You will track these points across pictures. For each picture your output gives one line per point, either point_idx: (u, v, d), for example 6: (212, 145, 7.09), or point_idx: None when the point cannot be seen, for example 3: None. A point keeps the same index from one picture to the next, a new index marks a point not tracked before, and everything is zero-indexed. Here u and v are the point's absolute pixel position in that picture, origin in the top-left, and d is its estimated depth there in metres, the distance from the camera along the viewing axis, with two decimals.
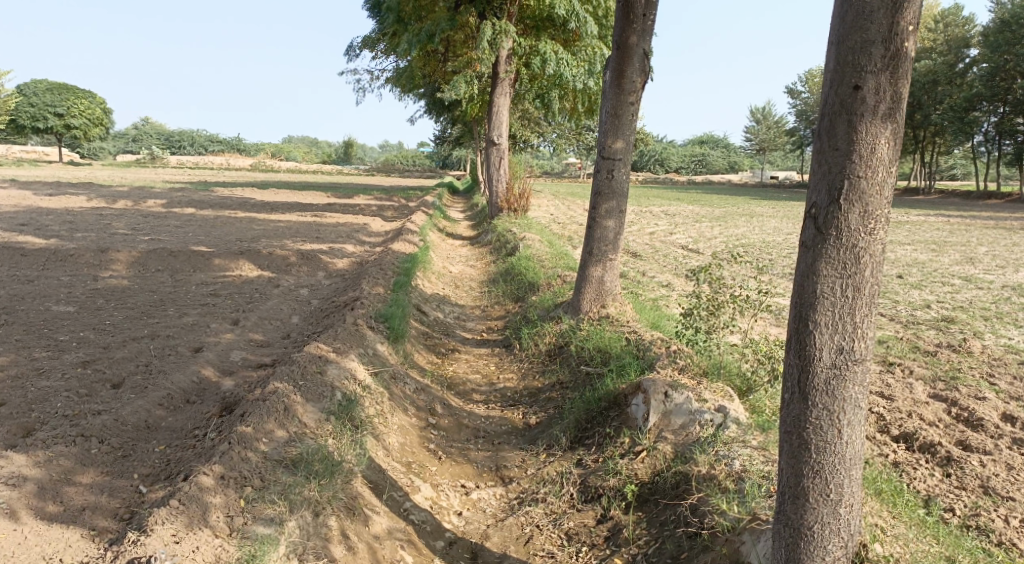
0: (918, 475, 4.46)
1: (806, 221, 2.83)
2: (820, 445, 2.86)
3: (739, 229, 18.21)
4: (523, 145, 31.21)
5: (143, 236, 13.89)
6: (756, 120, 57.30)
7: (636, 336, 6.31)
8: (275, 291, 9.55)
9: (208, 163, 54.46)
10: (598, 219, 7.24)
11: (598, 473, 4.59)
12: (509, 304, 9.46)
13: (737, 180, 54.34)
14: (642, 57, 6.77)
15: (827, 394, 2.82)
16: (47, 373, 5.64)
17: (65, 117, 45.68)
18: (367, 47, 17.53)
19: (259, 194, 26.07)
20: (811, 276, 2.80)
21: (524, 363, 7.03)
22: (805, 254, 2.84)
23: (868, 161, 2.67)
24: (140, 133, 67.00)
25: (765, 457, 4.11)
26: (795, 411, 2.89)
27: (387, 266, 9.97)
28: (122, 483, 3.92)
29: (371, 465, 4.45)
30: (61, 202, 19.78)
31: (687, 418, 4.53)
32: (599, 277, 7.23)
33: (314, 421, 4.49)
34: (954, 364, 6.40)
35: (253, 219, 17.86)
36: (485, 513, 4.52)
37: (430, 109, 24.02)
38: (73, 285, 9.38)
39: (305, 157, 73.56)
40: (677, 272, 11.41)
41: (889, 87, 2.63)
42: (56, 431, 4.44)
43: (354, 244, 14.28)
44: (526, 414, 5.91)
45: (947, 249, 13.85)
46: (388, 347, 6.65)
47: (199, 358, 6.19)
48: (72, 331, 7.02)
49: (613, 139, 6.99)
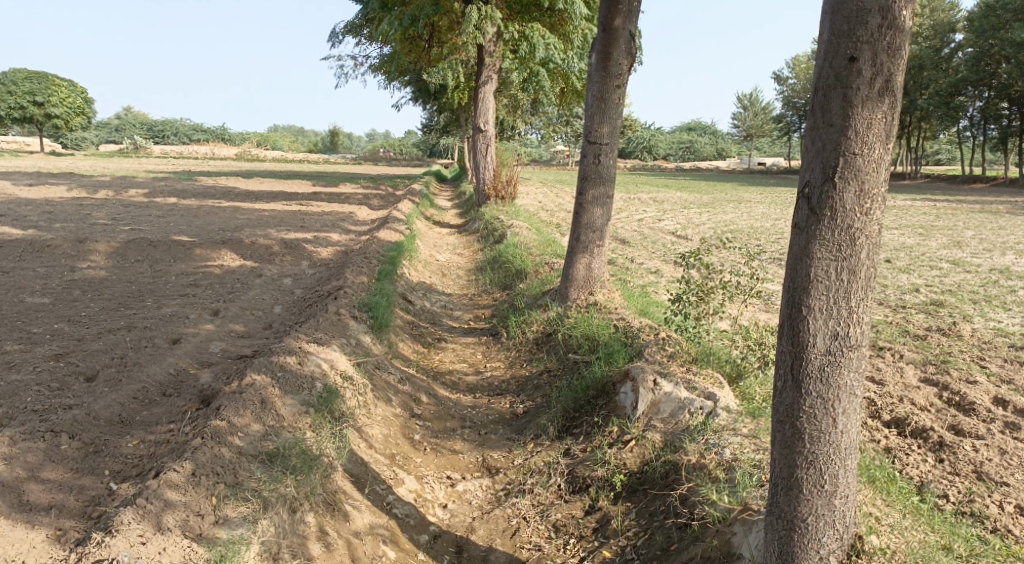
0: (910, 461, 4.39)
1: (800, 201, 2.71)
2: (814, 435, 2.75)
3: (727, 216, 18.13)
4: (509, 132, 31.03)
5: (123, 226, 13.64)
6: (743, 106, 57.10)
7: (625, 323, 6.20)
8: (257, 281, 9.37)
9: (192, 152, 53.78)
10: (584, 205, 7.10)
11: (586, 463, 4.49)
12: (496, 292, 9.34)
13: (724, 166, 54.36)
14: (628, 38, 6.62)
15: (821, 382, 2.72)
16: (18, 366, 5.48)
17: (44, 105, 44.91)
18: (351, 33, 17.25)
19: (243, 184, 25.79)
20: (805, 259, 2.68)
21: (512, 351, 6.91)
22: (798, 235, 2.72)
23: (864, 138, 2.55)
24: (122, 123, 66.02)
25: (756, 445, 4.01)
26: (789, 400, 2.78)
27: (373, 255, 9.80)
28: (92, 480, 3.78)
29: (352, 457, 4.33)
30: (40, 193, 19.43)
31: (677, 407, 4.43)
32: (586, 264, 7.11)
33: (293, 414, 4.36)
34: (945, 348, 6.33)
35: (237, 209, 17.60)
36: (470, 506, 4.41)
37: (415, 97, 23.75)
38: (49, 277, 9.16)
39: (290, 146, 72.74)
40: (666, 258, 11.32)
41: (887, 60, 2.50)
42: (24, 426, 4.29)
43: (339, 233, 14.09)
44: (513, 404, 5.80)
45: (933, 232, 13.83)
46: (371, 337, 6.51)
47: (177, 349, 6.03)
48: (46, 323, 6.83)
49: (600, 123, 6.87)
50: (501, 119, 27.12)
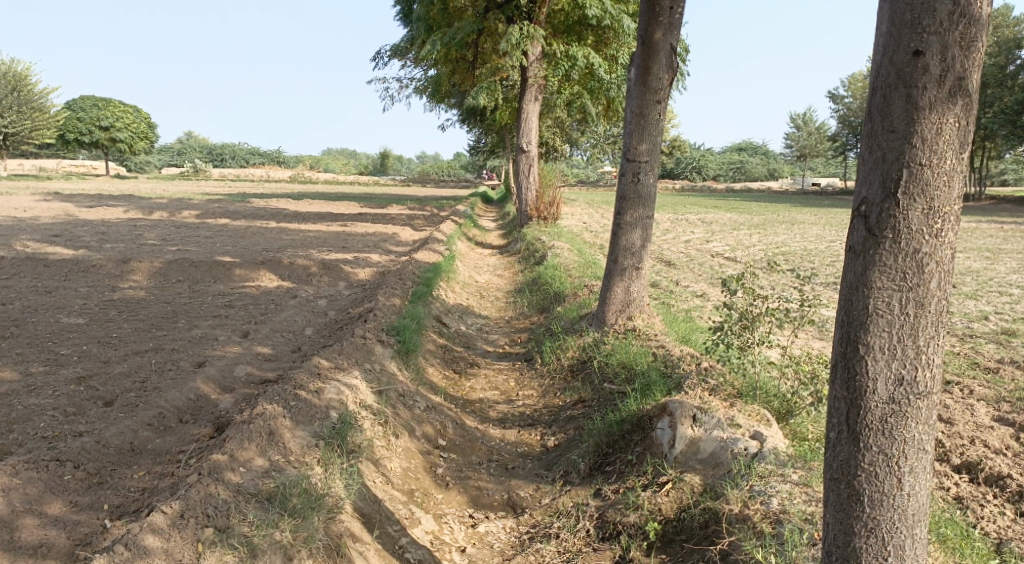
0: (985, 514, 3.89)
1: (855, 220, 2.34)
2: (875, 498, 2.35)
3: (778, 237, 17.52)
4: (556, 154, 30.87)
5: (170, 247, 13.81)
6: (797, 126, 55.77)
7: (665, 351, 5.81)
8: (292, 302, 9.25)
9: (249, 175, 55.17)
10: (623, 226, 6.75)
11: (617, 507, 4.11)
12: (533, 315, 9.04)
13: (776, 186, 53.29)
14: (669, 51, 6.29)
15: (883, 435, 2.32)
16: (38, 390, 5.37)
17: (110, 130, 46.56)
18: (397, 56, 17.40)
19: (293, 205, 26.16)
20: (862, 289, 2.30)
21: (545, 379, 6.58)
22: (852, 260, 2.35)
23: (933, 145, 2.18)
24: (183, 147, 68.41)
25: (807, 495, 3.59)
26: (844, 454, 2.39)
27: (408, 275, 9.61)
28: (88, 516, 3.57)
29: (364, 494, 4.04)
30: (98, 214, 19.95)
31: (718, 447, 4.04)
32: (624, 287, 6.74)
33: (301, 448, 4.12)
34: (1019, 383, 5.76)
35: (283, 229, 17.75)
36: (491, 550, 4.09)
37: (461, 118, 23.77)
38: (89, 297, 9.20)
39: (341, 168, 73.85)
40: (712, 281, 10.85)
41: (958, 53, 2.13)
42: (30, 454, 4.13)
43: (379, 253, 13.99)
44: (543, 437, 5.46)
45: (1001, 256, 13.00)
46: (399, 363, 6.25)
47: (200, 372, 5.86)
48: (75, 344, 6.78)
49: (639, 141, 6.53)
50: (548, 139, 26.97)
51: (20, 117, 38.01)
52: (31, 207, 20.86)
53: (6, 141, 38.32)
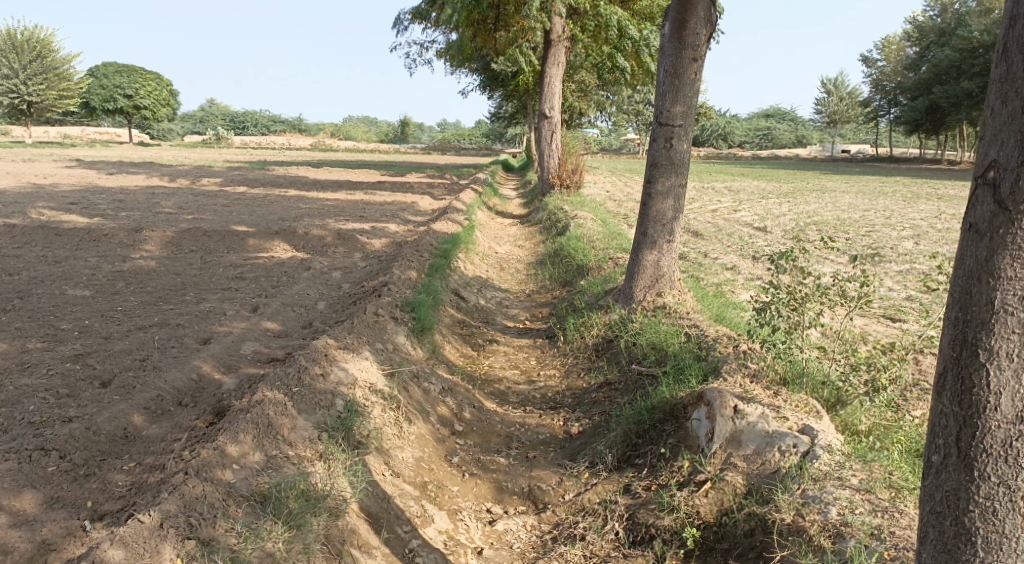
0: None
1: (978, 189, 1.93)
2: (990, 540, 1.95)
3: (811, 206, 16.84)
4: (579, 120, 30.10)
5: (186, 215, 13.49)
6: (827, 91, 54.31)
7: (698, 331, 5.37)
8: (305, 274, 8.90)
9: (270, 142, 54.86)
10: (655, 195, 6.25)
11: (650, 507, 3.73)
12: (556, 289, 8.62)
13: (805, 153, 51.90)
14: (707, 4, 5.78)
15: (1007, 462, 1.92)
16: (32, 369, 5.07)
17: (133, 98, 46.38)
18: (417, 18, 16.74)
19: (314, 172, 25.77)
20: (985, 279, 1.90)
21: (569, 358, 6.19)
22: (973, 241, 1.94)
23: None
24: (206, 114, 68.22)
25: (871, 504, 3.13)
26: (951, 485, 2.00)
27: (425, 246, 9.19)
28: (68, 516, 3.28)
29: (371, 491, 3.69)
30: (118, 182, 19.68)
31: (763, 442, 3.62)
32: (654, 260, 6.28)
33: (301, 441, 3.77)
34: None
35: (301, 198, 17.38)
36: (510, 552, 3.73)
37: (483, 83, 23.05)
38: (98, 268, 8.91)
39: (362, 135, 73.07)
40: (743, 253, 10.31)
41: None
42: (14, 443, 3.86)
43: (397, 223, 13.58)
44: (567, 422, 5.07)
45: None
46: (413, 340, 5.87)
47: (204, 351, 5.53)
48: (77, 318, 6.48)
49: (673, 103, 6.01)
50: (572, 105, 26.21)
51: (44, 85, 37.95)
52: (51, 174, 20.69)
53: (32, 109, 38.39)
